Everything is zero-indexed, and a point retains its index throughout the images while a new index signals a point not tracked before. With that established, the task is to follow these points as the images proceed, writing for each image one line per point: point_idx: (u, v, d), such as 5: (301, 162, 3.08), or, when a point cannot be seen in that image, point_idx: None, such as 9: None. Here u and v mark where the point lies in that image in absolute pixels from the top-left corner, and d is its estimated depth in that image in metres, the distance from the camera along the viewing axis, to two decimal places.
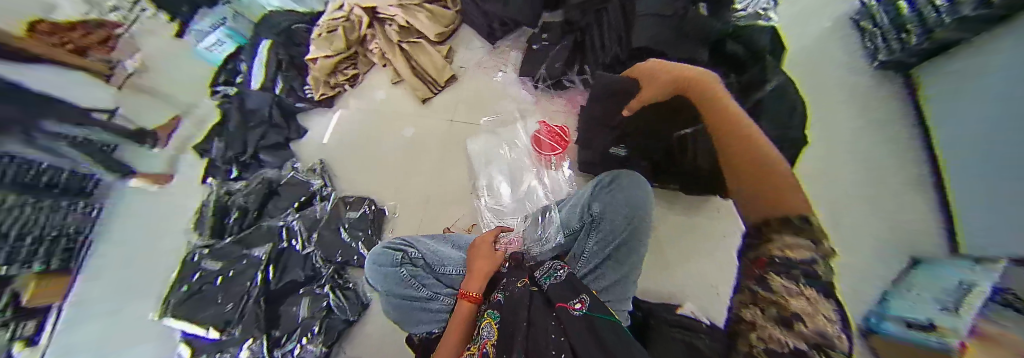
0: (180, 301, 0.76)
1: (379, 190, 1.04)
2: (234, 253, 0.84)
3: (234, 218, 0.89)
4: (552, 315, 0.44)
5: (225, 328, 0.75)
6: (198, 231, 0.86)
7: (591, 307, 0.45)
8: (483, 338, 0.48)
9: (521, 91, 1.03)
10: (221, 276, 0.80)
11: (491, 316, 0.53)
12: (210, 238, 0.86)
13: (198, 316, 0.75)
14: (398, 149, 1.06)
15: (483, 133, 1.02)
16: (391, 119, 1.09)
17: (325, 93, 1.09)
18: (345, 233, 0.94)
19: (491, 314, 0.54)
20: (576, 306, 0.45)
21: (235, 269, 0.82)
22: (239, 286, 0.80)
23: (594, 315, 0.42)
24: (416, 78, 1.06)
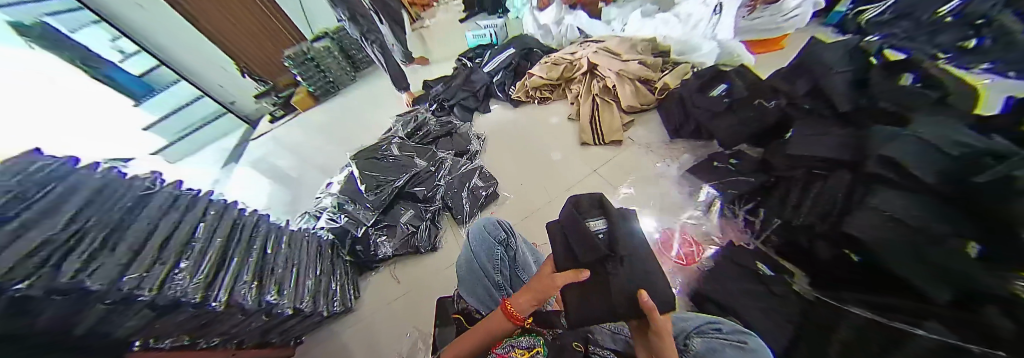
0: (365, 159, 1.09)
1: (504, 182, 1.16)
2: (406, 151, 1.14)
3: (420, 133, 1.24)
4: None
5: (371, 190, 1.02)
6: (403, 127, 1.28)
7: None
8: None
9: (674, 187, 0.99)
10: (392, 159, 1.11)
11: (539, 344, 0.49)
12: (405, 135, 1.24)
13: (366, 172, 1.05)
14: (541, 161, 1.18)
15: (614, 194, 1.02)
16: (553, 139, 1.24)
17: (519, 96, 1.36)
18: (466, 191, 1.08)
19: (538, 340, 0.50)
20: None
21: (400, 160, 1.11)
22: (394, 173, 1.07)
23: None
24: (590, 123, 1.19)
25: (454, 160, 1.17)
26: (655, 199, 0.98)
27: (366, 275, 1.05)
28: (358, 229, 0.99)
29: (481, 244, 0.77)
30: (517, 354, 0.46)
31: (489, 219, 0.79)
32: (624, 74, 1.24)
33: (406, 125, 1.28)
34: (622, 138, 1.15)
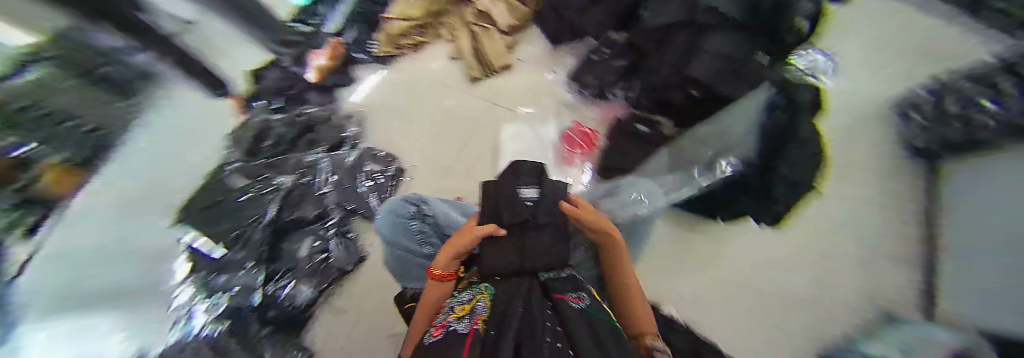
0: (202, 209, 0.71)
1: (413, 152, 1.10)
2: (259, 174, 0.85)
3: (270, 145, 0.91)
4: (549, 304, 0.48)
5: (230, 247, 0.74)
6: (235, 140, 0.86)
7: (590, 305, 0.49)
8: (474, 308, 0.48)
9: (569, 94, 1.05)
10: (245, 193, 0.80)
11: (486, 291, 0.52)
12: (247, 157, 0.85)
13: (211, 228, 0.71)
14: (442, 116, 1.13)
15: (518, 120, 1.06)
16: (445, 90, 1.15)
17: (387, 50, 1.18)
18: (362, 184, 1.00)
19: (484, 288, 0.54)
20: (576, 300, 0.49)
21: (253, 191, 0.81)
22: (252, 210, 0.79)
23: (593, 313, 0.46)
24: (474, 57, 1.12)
25: (335, 156, 1.00)
26: (552, 110, 1.05)
27: (305, 330, 0.89)
28: (253, 295, 0.75)
29: (410, 225, 0.78)
30: (459, 310, 0.48)
31: (405, 197, 0.81)
32: None
33: (245, 135, 0.88)
34: (510, 62, 1.11)
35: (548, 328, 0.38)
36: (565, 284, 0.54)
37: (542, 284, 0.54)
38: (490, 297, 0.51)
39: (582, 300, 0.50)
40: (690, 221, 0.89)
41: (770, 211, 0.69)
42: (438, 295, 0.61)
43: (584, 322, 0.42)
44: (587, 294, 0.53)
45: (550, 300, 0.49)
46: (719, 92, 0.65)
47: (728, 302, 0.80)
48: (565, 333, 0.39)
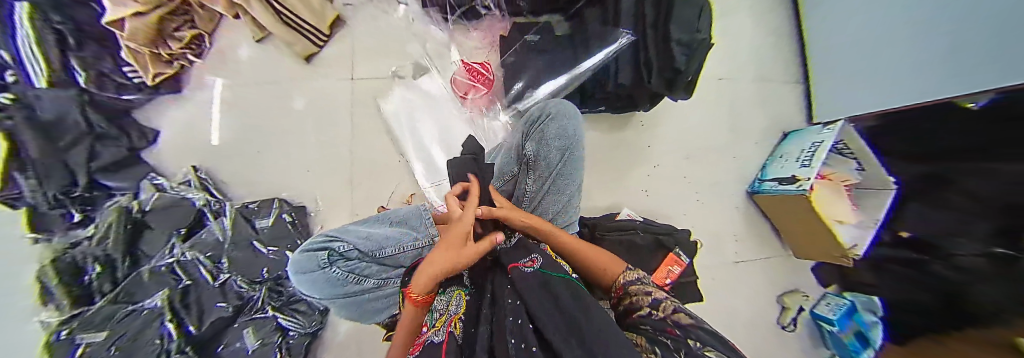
0: None
1: (291, 186, 0.84)
2: (114, 314, 0.60)
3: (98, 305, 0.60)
4: (501, 284, 0.32)
5: None
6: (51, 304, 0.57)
7: (545, 265, 0.32)
8: (444, 313, 0.31)
9: (432, 27, 0.82)
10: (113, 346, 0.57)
11: (457, 288, 0.37)
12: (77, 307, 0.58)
13: None
14: (292, 125, 0.84)
15: (395, 88, 0.83)
16: (276, 90, 0.84)
17: (159, 72, 0.76)
18: (259, 244, 0.73)
19: (454, 286, 0.37)
20: (529, 264, 0.32)
21: (127, 334, 0.58)
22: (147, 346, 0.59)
23: (548, 273, 0.30)
24: (282, 27, 0.74)
25: (199, 241, 0.70)
26: (426, 56, 0.83)
27: None
28: None
29: (318, 275, 0.59)
30: (431, 324, 0.30)
31: (306, 247, 0.61)
32: None
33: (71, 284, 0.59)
34: (337, 12, 0.80)
35: (508, 316, 0.24)
36: (518, 253, 0.37)
37: (497, 259, 0.39)
38: (466, 292, 0.36)
39: (541, 260, 0.34)
40: (610, 119, 0.87)
41: (683, 83, 0.63)
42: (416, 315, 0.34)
43: (537, 286, 0.27)
44: (541, 250, 0.37)
45: (501, 276, 0.33)
46: None
47: (660, 176, 0.88)
48: (523, 312, 0.24)
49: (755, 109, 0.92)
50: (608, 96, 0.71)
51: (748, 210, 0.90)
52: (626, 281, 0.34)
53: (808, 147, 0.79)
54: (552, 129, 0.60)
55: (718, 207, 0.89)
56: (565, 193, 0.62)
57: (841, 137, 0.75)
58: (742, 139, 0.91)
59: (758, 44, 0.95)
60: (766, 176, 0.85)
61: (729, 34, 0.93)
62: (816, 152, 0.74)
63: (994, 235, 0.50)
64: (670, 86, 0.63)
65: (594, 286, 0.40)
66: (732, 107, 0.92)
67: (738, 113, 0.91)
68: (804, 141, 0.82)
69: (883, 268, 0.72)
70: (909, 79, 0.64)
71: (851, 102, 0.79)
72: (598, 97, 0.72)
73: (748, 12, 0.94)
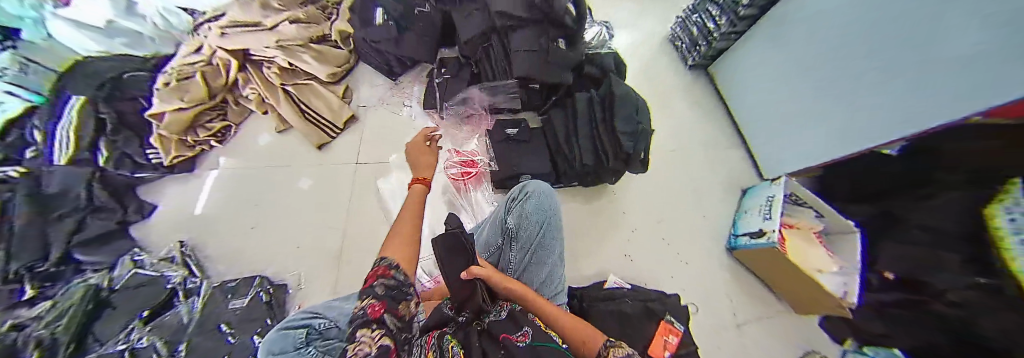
0: None
1: (280, 261, 0.85)
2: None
3: None
4: (496, 349, 0.31)
5: None
6: None
7: (536, 337, 0.32)
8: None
9: (430, 123, 0.96)
10: None
11: (452, 340, 0.34)
12: None
13: None
14: (292, 202, 0.89)
15: (394, 170, 0.92)
16: (280, 171, 0.91)
17: (179, 154, 0.85)
18: (225, 325, 0.69)
19: (449, 338, 0.35)
20: (520, 338, 0.32)
21: None
22: None
23: (541, 345, 0.30)
24: (307, 122, 0.90)
25: (165, 322, 0.68)
26: None
27: None
28: None
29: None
30: None
31: (285, 324, 0.58)
32: (285, 43, 0.87)
33: None
34: (354, 111, 0.95)
35: None
36: (508, 322, 0.37)
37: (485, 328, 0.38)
38: (460, 345, 0.33)
39: (532, 332, 0.34)
40: (585, 192, 0.98)
41: (637, 160, 0.76)
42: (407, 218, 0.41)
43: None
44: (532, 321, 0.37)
45: (488, 346, 0.33)
46: (545, 81, 0.75)
47: (640, 241, 0.95)
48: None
49: (713, 179, 1.04)
50: (579, 175, 0.84)
51: (732, 272, 0.93)
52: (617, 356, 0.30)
53: (765, 203, 0.87)
54: (531, 207, 0.69)
55: (701, 270, 0.93)
56: (546, 263, 0.67)
57: (789, 190, 0.83)
58: (709, 208, 1.01)
59: (702, 123, 1.12)
60: (739, 232, 0.92)
61: (674, 119, 1.11)
62: (772, 206, 0.83)
63: (968, 264, 0.53)
64: (626, 163, 0.77)
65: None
66: (695, 180, 1.04)
67: (701, 187, 1.03)
68: (761, 195, 0.90)
69: (886, 314, 0.71)
70: (824, 140, 0.79)
71: (786, 161, 0.93)
72: (572, 176, 0.85)
73: (687, 102, 1.14)
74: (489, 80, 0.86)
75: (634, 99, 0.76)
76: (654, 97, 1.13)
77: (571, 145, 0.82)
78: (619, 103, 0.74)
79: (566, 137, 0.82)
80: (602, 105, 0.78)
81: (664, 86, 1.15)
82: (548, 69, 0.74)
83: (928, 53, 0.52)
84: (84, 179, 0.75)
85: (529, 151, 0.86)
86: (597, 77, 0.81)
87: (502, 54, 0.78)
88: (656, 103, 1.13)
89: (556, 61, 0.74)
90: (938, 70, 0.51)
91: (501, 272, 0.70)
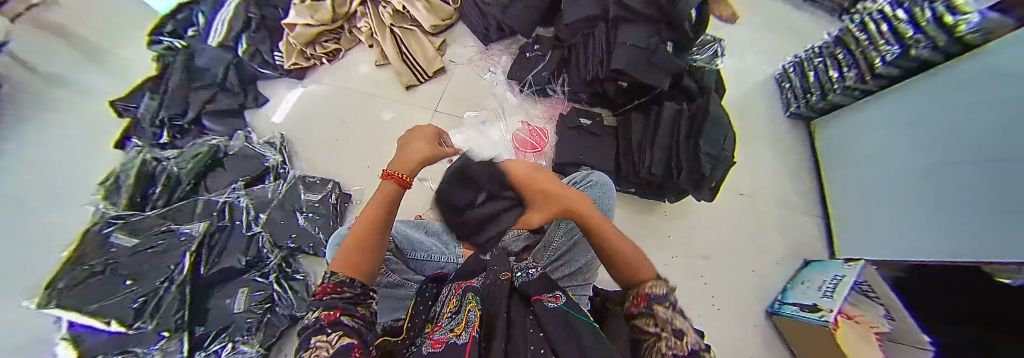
0: (74, 284, 0.56)
1: (348, 175, 0.94)
2: (153, 228, 0.69)
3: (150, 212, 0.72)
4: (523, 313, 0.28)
5: (134, 321, 0.59)
6: (110, 200, 0.71)
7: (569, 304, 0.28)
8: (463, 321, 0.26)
9: (508, 94, 0.99)
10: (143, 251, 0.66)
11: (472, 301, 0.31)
12: (129, 209, 0.71)
13: (90, 305, 0.56)
14: (371, 130, 0.98)
15: (464, 127, 0.96)
16: (372, 100, 0.99)
17: (296, 63, 0.97)
18: (301, 217, 0.84)
19: (471, 297, 0.33)
20: (552, 299, 0.29)
21: (158, 247, 0.67)
22: (161, 269, 0.65)
23: (572, 311, 0.26)
24: (403, 63, 0.98)
25: (255, 192, 0.83)
26: (497, 112, 0.98)
27: None
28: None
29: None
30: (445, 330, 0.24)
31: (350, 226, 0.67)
32: None
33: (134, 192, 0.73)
34: (444, 65, 1.00)
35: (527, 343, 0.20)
36: (538, 283, 0.33)
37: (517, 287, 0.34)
38: (479, 307, 0.30)
39: (565, 299, 0.30)
40: (636, 202, 0.96)
41: (707, 186, 0.74)
42: (369, 222, 0.39)
43: (562, 327, 0.21)
44: (563, 289, 0.33)
45: (516, 307, 0.29)
46: (640, 80, 0.75)
47: (676, 268, 0.91)
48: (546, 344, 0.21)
49: (775, 233, 0.96)
50: (636, 183, 0.84)
51: (763, 333, 0.87)
52: (650, 292, 0.30)
53: (830, 278, 0.78)
54: (596, 192, 0.70)
55: (732, 318, 0.88)
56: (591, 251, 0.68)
57: (863, 277, 0.71)
58: (765, 261, 0.93)
59: (784, 173, 1.03)
60: (787, 300, 0.84)
61: (751, 159, 1.03)
62: (838, 286, 0.73)
63: None
64: (696, 185, 0.74)
65: (620, 284, 0.35)
66: (756, 228, 0.97)
67: (761, 236, 0.96)
68: (827, 271, 0.81)
69: None
70: (927, 229, 0.67)
71: (879, 245, 0.80)
72: (636, 185, 0.85)
73: (774, 147, 1.05)
74: (578, 67, 0.87)
75: (724, 125, 0.72)
76: (743, 128, 1.06)
77: (643, 151, 0.80)
78: (710, 124, 0.71)
79: (644, 141, 0.80)
80: (692, 120, 0.74)
81: (752, 123, 1.07)
82: (647, 70, 0.73)
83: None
84: (225, 64, 0.89)
85: (592, 143, 0.87)
86: (691, 93, 0.78)
87: (603, 44, 0.78)
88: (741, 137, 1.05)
89: (661, 66, 0.72)
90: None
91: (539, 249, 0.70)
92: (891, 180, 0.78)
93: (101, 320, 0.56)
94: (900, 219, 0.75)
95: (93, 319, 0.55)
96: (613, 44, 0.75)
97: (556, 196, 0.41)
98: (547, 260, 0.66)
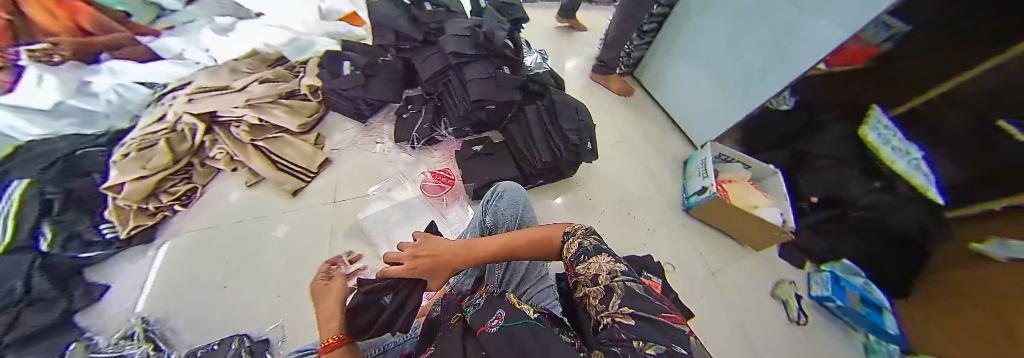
0: None
1: (255, 314, 0.78)
2: None
3: None
4: (466, 347, 0.30)
5: None
6: None
7: (510, 318, 0.30)
8: None
9: (403, 154, 1.04)
10: None
11: None
12: None
13: None
14: (268, 253, 0.86)
15: (375, 200, 0.96)
16: (253, 224, 0.89)
17: (138, 224, 0.82)
18: None
19: None
20: (494, 323, 0.30)
21: None
22: None
23: (514, 323, 0.28)
24: (281, 171, 0.94)
25: None
26: (400, 175, 1.01)
27: None
28: None
29: None
30: None
31: None
32: (255, 103, 0.97)
33: None
34: (327, 155, 1.00)
35: None
36: (484, 310, 0.35)
37: (467, 324, 0.36)
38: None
39: (506, 313, 0.32)
40: (553, 190, 1.09)
41: (586, 150, 0.92)
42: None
43: (503, 343, 0.25)
44: (504, 302, 0.36)
45: (468, 343, 0.30)
46: (496, 101, 0.91)
47: (608, 220, 1.04)
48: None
49: (656, 161, 1.21)
50: (540, 176, 0.99)
51: (696, 234, 1.03)
52: (571, 255, 0.38)
53: (699, 166, 1.05)
54: (512, 192, 0.76)
55: (668, 236, 1.02)
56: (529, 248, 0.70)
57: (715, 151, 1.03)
58: (662, 184, 1.16)
59: (636, 118, 1.33)
60: (689, 193, 1.05)
61: (612, 120, 1.31)
62: (704, 166, 1.00)
63: (865, 173, 0.81)
64: (578, 154, 0.92)
65: (544, 260, 0.44)
66: (644, 162, 1.20)
67: (651, 167, 1.20)
68: (694, 166, 1.09)
69: (821, 230, 0.92)
70: None
71: (710, 129, 1.14)
72: (544, 176, 0.99)
73: (621, 105, 1.36)
74: (451, 107, 1.00)
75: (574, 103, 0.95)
76: (594, 102, 1.35)
77: (532, 149, 0.95)
78: (561, 109, 0.91)
79: (527, 143, 0.96)
80: (552, 104, 0.94)
81: (598, 95, 1.38)
82: (500, 90, 0.91)
83: (808, 46, 0.79)
84: (23, 268, 0.66)
85: (490, 157, 0.99)
86: (540, 90, 1.00)
87: (460, 84, 0.93)
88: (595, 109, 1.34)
89: (509, 84, 0.92)
90: (776, 59, 0.87)
91: (489, 273, 0.69)
92: (690, 88, 1.18)
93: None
94: (718, 113, 1.09)
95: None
96: (466, 82, 0.90)
97: (448, 260, 0.42)
98: (499, 279, 0.67)
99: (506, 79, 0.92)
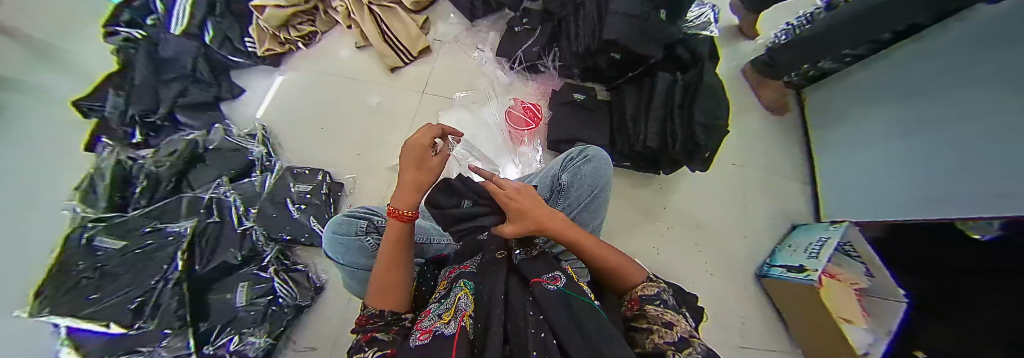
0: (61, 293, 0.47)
1: (337, 164, 0.90)
2: (140, 227, 0.61)
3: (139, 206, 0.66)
4: (519, 290, 0.29)
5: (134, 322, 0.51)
6: (88, 203, 0.61)
7: (569, 285, 0.28)
8: (457, 309, 0.28)
9: (497, 71, 0.96)
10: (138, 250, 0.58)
11: (465, 287, 0.33)
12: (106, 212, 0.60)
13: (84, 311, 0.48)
14: (357, 117, 0.93)
15: (456, 107, 0.93)
16: (350, 84, 0.95)
17: (270, 48, 0.92)
18: (294, 209, 0.78)
19: (464, 283, 0.34)
20: (552, 281, 0.28)
21: (154, 244, 0.60)
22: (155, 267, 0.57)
23: (573, 293, 0.26)
24: (385, 44, 0.93)
25: (243, 185, 0.77)
26: (487, 91, 0.95)
27: None
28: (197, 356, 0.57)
29: (351, 241, 0.50)
30: (436, 317, 0.27)
31: (348, 211, 0.56)
32: None
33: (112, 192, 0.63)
34: (428, 43, 0.96)
35: (529, 330, 0.21)
36: (536, 262, 0.33)
37: (513, 266, 0.35)
38: (471, 293, 0.31)
39: (566, 278, 0.30)
40: (632, 175, 0.96)
41: (701, 156, 0.75)
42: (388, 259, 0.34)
43: (562, 310, 0.23)
44: (562, 268, 0.33)
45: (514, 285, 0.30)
46: (630, 50, 0.72)
47: (672, 238, 0.92)
48: (548, 329, 0.21)
49: (769, 199, 0.96)
50: (634, 158, 0.84)
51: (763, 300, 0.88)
52: (645, 290, 0.32)
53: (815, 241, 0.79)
54: (602, 163, 0.67)
55: (732, 284, 0.88)
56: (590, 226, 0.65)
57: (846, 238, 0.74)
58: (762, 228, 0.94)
59: (774, 140, 1.02)
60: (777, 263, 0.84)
61: (745, 129, 1.03)
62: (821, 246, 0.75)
63: None
64: (691, 154, 0.75)
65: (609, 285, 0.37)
66: (756, 193, 0.97)
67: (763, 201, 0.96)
68: (814, 235, 0.83)
69: None
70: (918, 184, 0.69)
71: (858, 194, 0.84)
72: (635, 162, 0.85)
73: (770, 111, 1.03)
74: (570, 39, 0.84)
75: (720, 91, 0.72)
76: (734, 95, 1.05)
77: (638, 124, 0.78)
78: (703, 93, 0.72)
79: (636, 113, 0.79)
80: (689, 83, 0.74)
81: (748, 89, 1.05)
82: (643, 41, 0.70)
83: None
84: (193, 54, 0.82)
85: (586, 111, 0.86)
86: (686, 63, 0.77)
87: (595, 13, 0.74)
88: (734, 103, 1.05)
89: (656, 37, 0.71)
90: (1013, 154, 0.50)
91: None
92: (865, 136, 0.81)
93: (98, 323, 0.48)
94: (881, 185, 0.77)
95: (90, 323, 0.47)
96: (605, 14, 0.71)
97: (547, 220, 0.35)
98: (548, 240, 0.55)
99: (657, 29, 0.70)
